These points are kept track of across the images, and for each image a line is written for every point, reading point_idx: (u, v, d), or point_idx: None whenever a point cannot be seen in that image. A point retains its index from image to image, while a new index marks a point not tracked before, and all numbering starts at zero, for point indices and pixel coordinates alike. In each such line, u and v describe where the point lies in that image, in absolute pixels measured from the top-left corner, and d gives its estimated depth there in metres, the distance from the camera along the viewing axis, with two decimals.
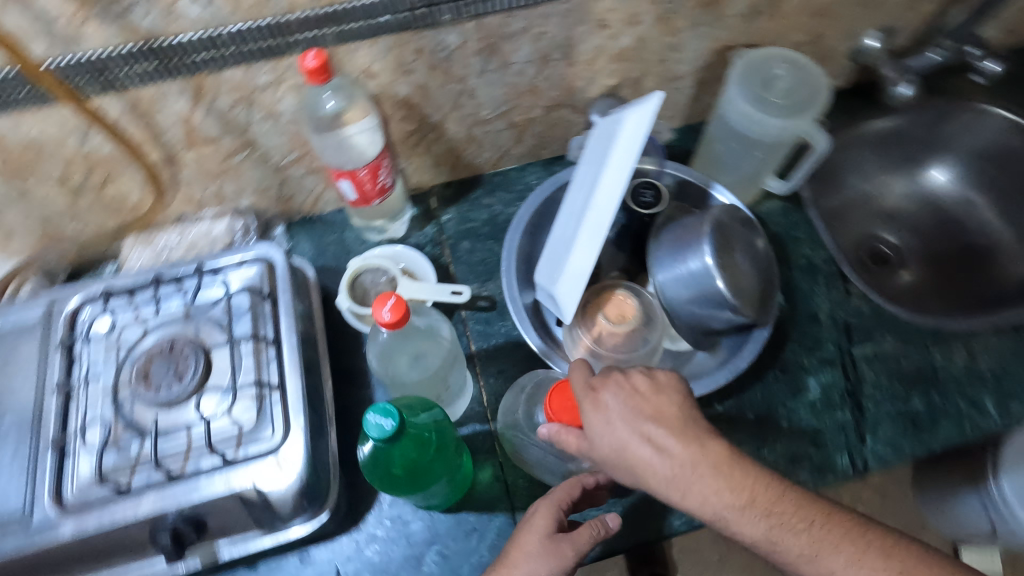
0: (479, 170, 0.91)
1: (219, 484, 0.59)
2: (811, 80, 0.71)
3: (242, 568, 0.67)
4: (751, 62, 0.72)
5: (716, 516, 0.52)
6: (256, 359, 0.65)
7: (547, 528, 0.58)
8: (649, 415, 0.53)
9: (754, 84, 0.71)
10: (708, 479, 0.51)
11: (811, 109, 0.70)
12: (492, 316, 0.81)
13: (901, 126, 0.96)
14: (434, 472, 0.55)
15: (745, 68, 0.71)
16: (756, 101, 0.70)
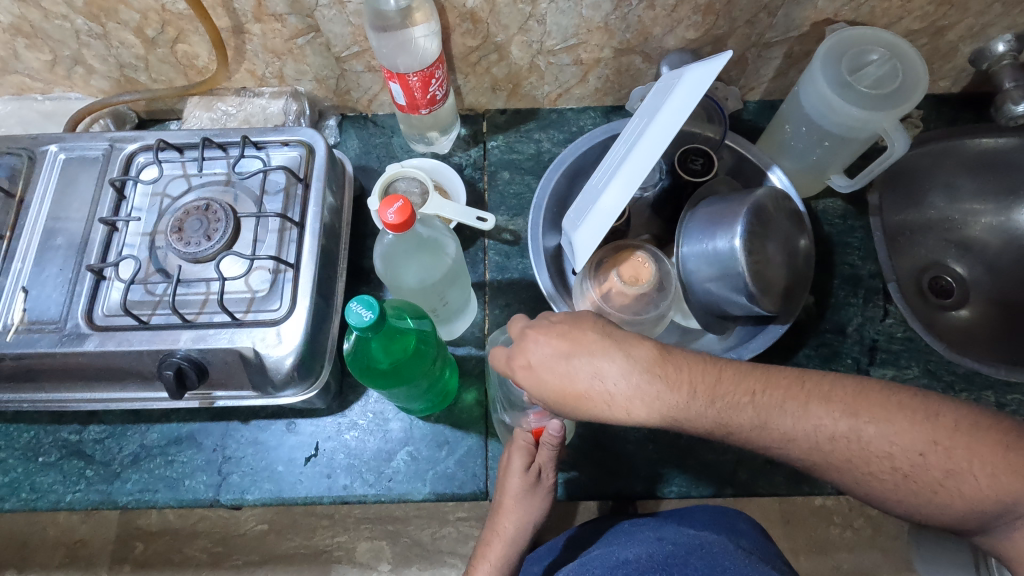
0: (536, 103, 0.89)
1: (224, 338, 0.64)
2: (907, 71, 0.64)
3: (237, 420, 0.74)
4: (844, 42, 0.66)
5: (668, 420, 0.50)
6: (279, 237, 0.69)
7: (515, 485, 0.64)
8: (570, 350, 0.52)
9: (841, 66, 0.66)
10: (640, 396, 0.50)
11: (899, 102, 0.63)
12: (512, 251, 0.82)
13: (1008, 152, 0.86)
14: (411, 374, 0.56)
15: (837, 47, 0.66)
16: (836, 84, 0.65)
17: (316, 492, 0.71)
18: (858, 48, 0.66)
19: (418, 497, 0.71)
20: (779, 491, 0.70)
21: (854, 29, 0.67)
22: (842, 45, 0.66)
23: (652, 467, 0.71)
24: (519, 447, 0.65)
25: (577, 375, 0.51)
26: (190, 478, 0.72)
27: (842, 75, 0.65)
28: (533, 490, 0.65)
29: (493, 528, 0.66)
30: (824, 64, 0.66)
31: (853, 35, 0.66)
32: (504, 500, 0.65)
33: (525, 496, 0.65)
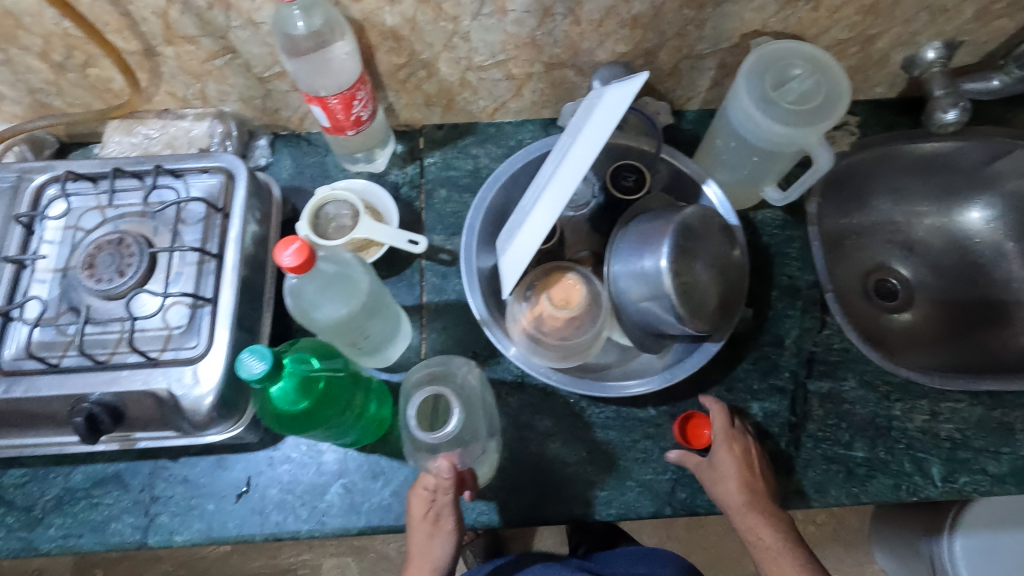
0: (474, 118, 0.87)
1: (138, 379, 0.62)
2: (830, 87, 0.64)
3: (165, 458, 0.72)
4: (768, 58, 0.66)
5: (738, 509, 0.67)
6: (197, 270, 0.66)
7: (419, 533, 0.63)
8: (745, 451, 0.68)
9: (766, 82, 0.65)
10: (733, 484, 0.66)
11: (822, 117, 0.63)
12: (450, 271, 0.81)
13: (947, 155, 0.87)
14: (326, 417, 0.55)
15: (761, 64, 0.65)
16: (760, 100, 0.64)
17: (247, 529, 0.69)
18: (782, 64, 0.65)
19: (353, 530, 0.69)
20: (716, 509, 0.70)
21: (777, 45, 0.66)
22: (766, 61, 0.65)
23: (591, 490, 0.71)
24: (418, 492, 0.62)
25: (733, 482, 0.66)
26: (116, 521, 0.70)
27: (766, 91, 0.64)
28: (433, 537, 0.63)
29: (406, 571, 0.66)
30: (748, 80, 0.65)
31: (776, 50, 0.66)
32: (413, 551, 0.64)
33: (426, 541, 0.63)
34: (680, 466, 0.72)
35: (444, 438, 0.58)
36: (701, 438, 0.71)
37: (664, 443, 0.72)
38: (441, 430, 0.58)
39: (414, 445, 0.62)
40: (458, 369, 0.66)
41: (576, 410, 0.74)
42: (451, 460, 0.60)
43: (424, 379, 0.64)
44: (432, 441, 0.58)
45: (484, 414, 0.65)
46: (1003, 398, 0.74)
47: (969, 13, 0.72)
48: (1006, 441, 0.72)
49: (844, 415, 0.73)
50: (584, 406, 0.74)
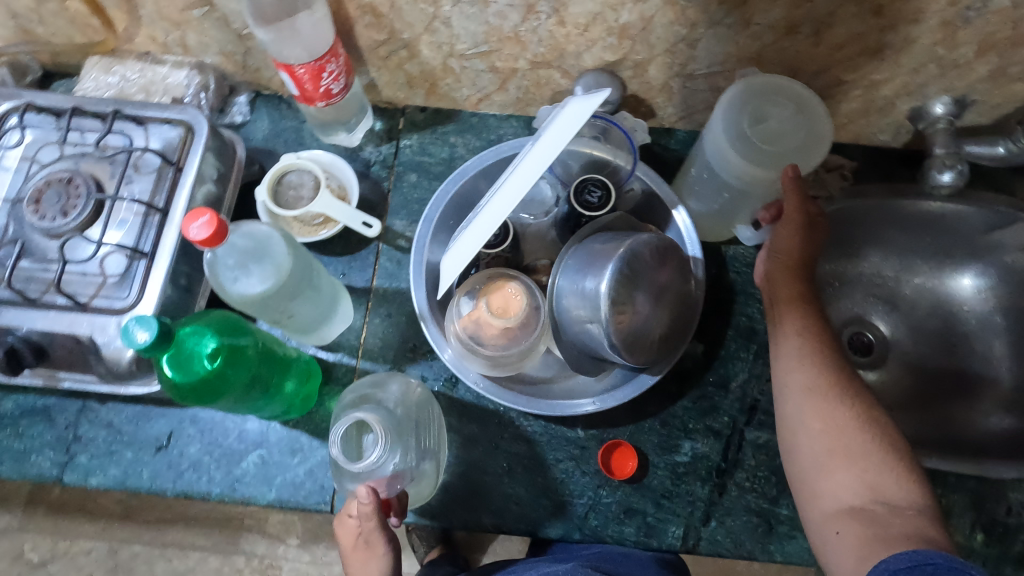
0: (457, 106, 0.85)
1: (64, 322, 0.62)
2: (810, 135, 0.61)
3: (93, 400, 0.73)
4: (754, 91, 0.62)
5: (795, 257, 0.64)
6: (140, 221, 0.66)
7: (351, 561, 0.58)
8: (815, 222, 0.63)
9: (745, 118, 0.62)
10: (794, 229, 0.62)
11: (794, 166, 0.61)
12: (406, 258, 0.79)
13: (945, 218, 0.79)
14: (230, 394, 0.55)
15: (744, 97, 0.62)
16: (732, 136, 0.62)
17: (161, 483, 0.70)
18: (766, 101, 0.62)
19: (263, 500, 0.70)
20: (625, 541, 0.69)
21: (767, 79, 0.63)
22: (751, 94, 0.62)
23: (503, 501, 0.70)
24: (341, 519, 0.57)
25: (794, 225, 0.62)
26: (36, 454, 0.71)
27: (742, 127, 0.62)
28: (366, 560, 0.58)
29: None
30: (726, 113, 0.62)
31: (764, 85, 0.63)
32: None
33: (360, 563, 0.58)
34: (598, 493, 0.70)
35: (369, 466, 0.53)
36: (623, 469, 0.70)
37: (585, 467, 0.71)
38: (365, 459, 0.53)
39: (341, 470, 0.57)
40: (391, 392, 0.64)
41: (505, 419, 0.73)
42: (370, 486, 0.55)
43: (356, 402, 0.61)
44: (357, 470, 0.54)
45: (419, 439, 0.62)
46: (945, 479, 0.71)
47: (982, 72, 0.68)
48: None
49: (776, 469, 0.71)
50: (514, 417, 0.73)
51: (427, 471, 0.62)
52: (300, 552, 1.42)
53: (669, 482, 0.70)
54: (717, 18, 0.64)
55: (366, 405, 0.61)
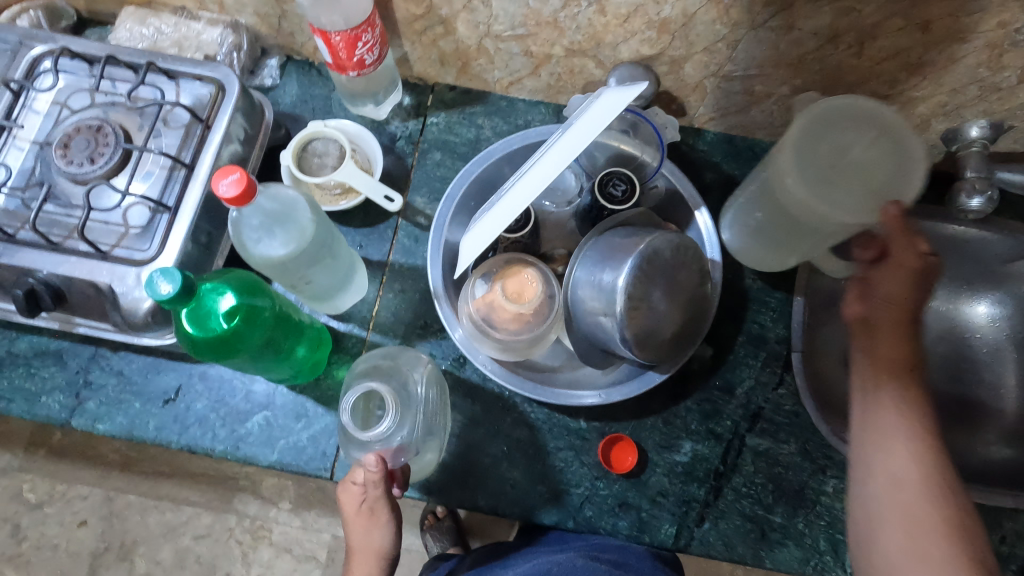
0: (488, 87, 0.84)
1: (84, 267, 0.62)
2: (896, 165, 0.59)
3: (105, 347, 0.74)
4: (831, 121, 0.60)
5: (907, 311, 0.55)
6: (166, 175, 0.66)
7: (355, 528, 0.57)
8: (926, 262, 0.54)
9: (823, 150, 0.59)
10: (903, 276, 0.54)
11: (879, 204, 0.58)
12: (423, 236, 0.79)
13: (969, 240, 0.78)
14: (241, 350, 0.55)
15: (821, 133, 0.60)
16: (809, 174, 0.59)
17: (166, 435, 0.71)
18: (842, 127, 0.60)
19: (264, 462, 0.71)
20: (618, 534, 0.70)
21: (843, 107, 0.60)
22: (828, 125, 0.60)
23: (500, 484, 0.71)
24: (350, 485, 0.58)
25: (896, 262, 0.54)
26: (46, 395, 0.72)
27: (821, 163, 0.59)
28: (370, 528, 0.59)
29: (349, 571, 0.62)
30: (802, 149, 0.60)
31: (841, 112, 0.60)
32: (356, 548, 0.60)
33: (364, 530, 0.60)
34: (595, 485, 0.71)
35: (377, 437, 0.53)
36: (622, 463, 0.71)
37: (585, 458, 0.72)
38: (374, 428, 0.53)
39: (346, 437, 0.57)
40: (404, 365, 0.63)
41: (509, 404, 0.73)
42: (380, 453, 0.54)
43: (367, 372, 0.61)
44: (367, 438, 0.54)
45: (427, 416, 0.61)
46: None
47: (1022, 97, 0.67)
48: None
49: (774, 477, 0.71)
50: (518, 402, 0.73)
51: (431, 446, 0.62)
52: (291, 516, 1.45)
53: (667, 480, 0.71)
54: (759, 20, 0.63)
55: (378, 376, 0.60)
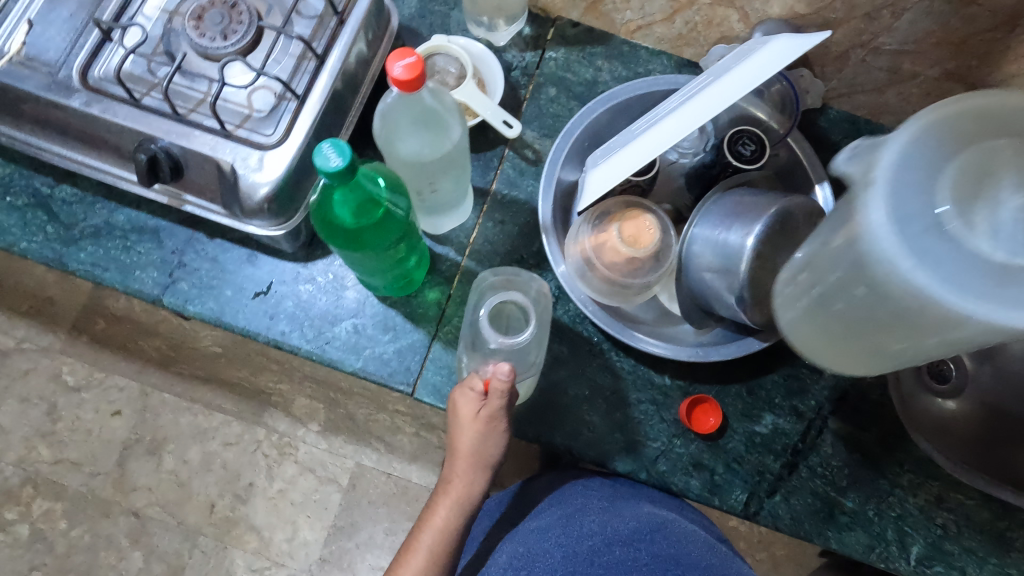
0: (612, 29, 0.81)
1: (207, 144, 0.61)
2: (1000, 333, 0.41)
3: (202, 232, 0.73)
4: (966, 221, 0.39)
5: None
6: (295, 64, 0.64)
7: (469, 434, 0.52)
8: None
9: (978, 250, 0.38)
10: None
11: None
12: (529, 170, 0.78)
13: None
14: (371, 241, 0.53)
15: (927, 218, 0.39)
16: (1014, 226, 0.38)
17: (255, 327, 0.71)
18: (990, 152, 0.40)
19: (348, 368, 0.71)
20: (688, 493, 0.70)
21: (909, 162, 0.41)
22: (949, 229, 0.38)
23: (578, 425, 0.71)
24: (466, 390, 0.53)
25: None
26: (141, 270, 0.72)
27: (987, 269, 0.38)
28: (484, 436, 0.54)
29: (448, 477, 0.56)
30: (939, 280, 0.38)
31: (960, 184, 0.40)
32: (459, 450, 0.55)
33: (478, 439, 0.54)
34: (672, 441, 0.71)
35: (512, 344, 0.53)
36: (703, 424, 0.70)
37: (665, 414, 0.71)
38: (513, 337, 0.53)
39: (471, 344, 0.57)
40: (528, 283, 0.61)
41: (596, 350, 0.72)
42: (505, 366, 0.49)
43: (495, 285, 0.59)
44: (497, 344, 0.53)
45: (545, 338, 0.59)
46: (1015, 514, 0.70)
47: None
48: (997, 554, 0.70)
49: (850, 462, 0.71)
50: (605, 349, 0.73)
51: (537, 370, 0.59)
52: (318, 439, 1.46)
53: (743, 448, 0.71)
54: None
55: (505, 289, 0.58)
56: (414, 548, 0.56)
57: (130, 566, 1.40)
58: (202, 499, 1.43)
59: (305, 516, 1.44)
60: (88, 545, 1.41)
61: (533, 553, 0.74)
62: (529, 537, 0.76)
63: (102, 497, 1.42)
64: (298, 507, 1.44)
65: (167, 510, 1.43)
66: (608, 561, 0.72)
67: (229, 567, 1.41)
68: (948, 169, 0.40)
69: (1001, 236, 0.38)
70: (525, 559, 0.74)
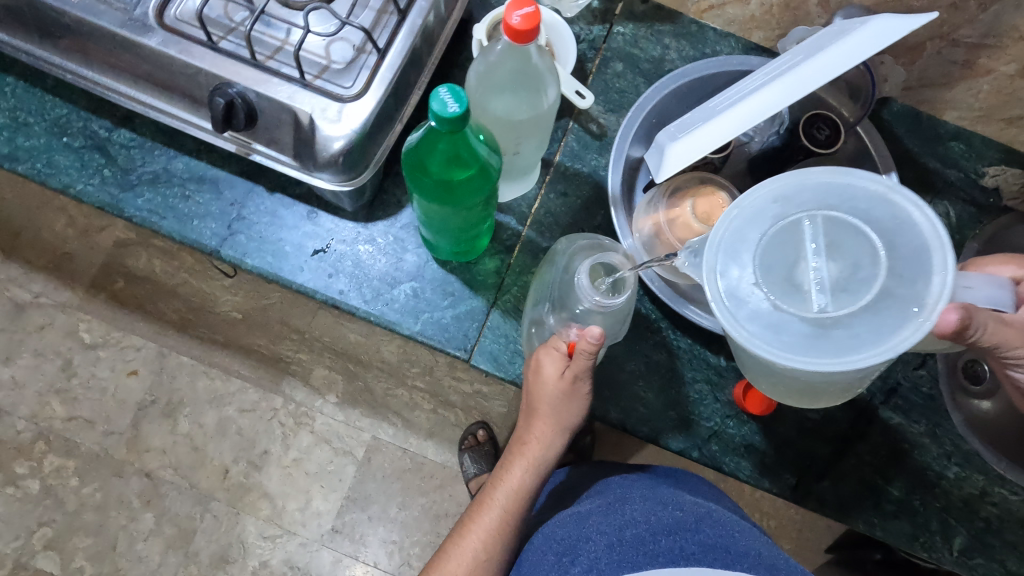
0: (682, 8, 0.80)
1: (285, 92, 0.59)
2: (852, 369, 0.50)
3: (262, 186, 0.72)
4: (784, 287, 0.50)
5: None
6: (376, 18, 0.63)
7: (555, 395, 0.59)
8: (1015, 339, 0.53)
9: (798, 312, 0.49)
10: None
11: (916, 218, 0.49)
12: (593, 144, 0.77)
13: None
14: (464, 195, 0.54)
15: (755, 291, 0.50)
16: (821, 283, 0.50)
17: (313, 284, 0.70)
18: (799, 225, 0.52)
19: (406, 331, 0.70)
20: (738, 475, 0.70)
21: (737, 244, 0.52)
22: (776, 297, 0.50)
23: (633, 401, 0.71)
24: (549, 350, 0.59)
25: None
26: (199, 220, 0.71)
27: (806, 324, 0.49)
28: (567, 397, 0.60)
29: (529, 431, 0.64)
30: (774, 341, 0.49)
31: (776, 251, 0.51)
32: (541, 410, 0.61)
33: (560, 401, 0.60)
34: (725, 422, 0.71)
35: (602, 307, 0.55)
36: (756, 404, 0.69)
37: (719, 395, 0.72)
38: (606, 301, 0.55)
39: (561, 304, 0.60)
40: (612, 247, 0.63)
41: (652, 327, 0.72)
42: (594, 330, 0.54)
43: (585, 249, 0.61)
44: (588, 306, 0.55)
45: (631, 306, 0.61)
46: None
47: None
48: None
49: (898, 451, 0.72)
50: (662, 327, 0.72)
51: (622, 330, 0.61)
52: (336, 411, 1.35)
53: (795, 431, 0.71)
54: None
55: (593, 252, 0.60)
56: (489, 504, 0.67)
57: (141, 527, 1.31)
58: (217, 464, 1.33)
59: (319, 486, 1.33)
60: (99, 503, 1.31)
61: (575, 538, 0.68)
62: (568, 522, 0.71)
63: (114, 457, 1.33)
64: (313, 477, 1.33)
65: (180, 473, 1.33)
66: (652, 551, 0.64)
67: (240, 533, 1.31)
68: (785, 239, 0.52)
69: (816, 291, 0.49)
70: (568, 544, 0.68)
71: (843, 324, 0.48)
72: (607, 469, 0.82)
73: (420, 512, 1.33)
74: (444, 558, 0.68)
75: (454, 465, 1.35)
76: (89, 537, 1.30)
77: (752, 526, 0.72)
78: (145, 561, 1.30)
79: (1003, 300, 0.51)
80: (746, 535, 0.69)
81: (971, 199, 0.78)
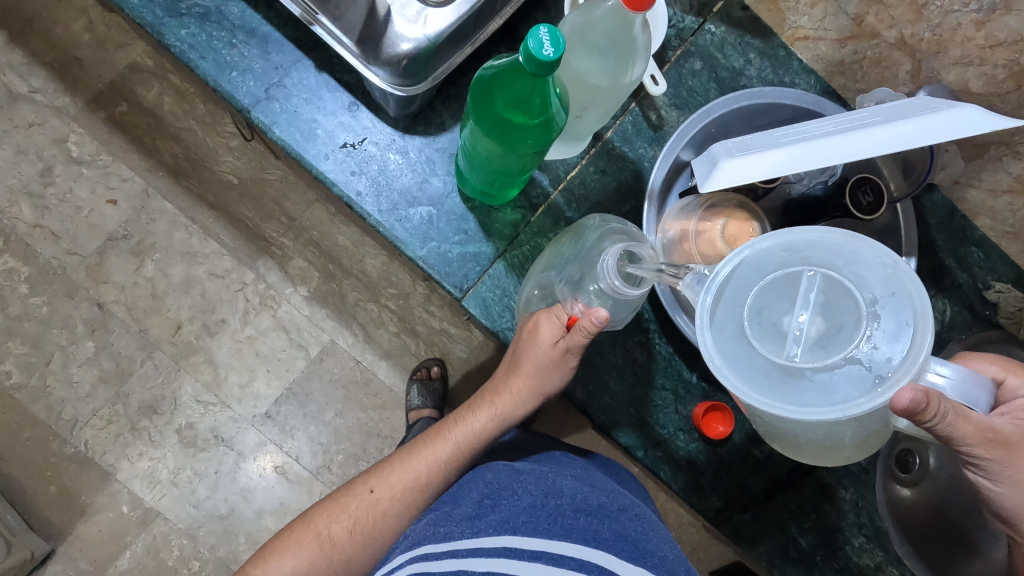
0: (777, 28, 0.78)
1: None
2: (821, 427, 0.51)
3: (312, 60, 0.69)
4: (763, 330, 0.50)
5: None
6: None
7: (546, 358, 0.63)
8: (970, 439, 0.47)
9: (768, 356, 0.49)
10: None
11: (914, 295, 0.47)
12: (647, 133, 0.76)
13: (1015, 438, 0.50)
14: (522, 139, 0.56)
15: (734, 327, 0.51)
16: (800, 335, 0.49)
17: (333, 176, 0.69)
18: (797, 277, 0.51)
19: (410, 252, 0.70)
20: (671, 484, 0.74)
21: (731, 277, 0.52)
22: (752, 337, 0.50)
23: (600, 389, 0.73)
24: (553, 318, 0.62)
25: None
26: (237, 73, 0.68)
27: (772, 369, 0.49)
28: (556, 364, 0.63)
29: (506, 383, 0.67)
30: (737, 377, 0.49)
31: (767, 295, 0.51)
32: (525, 369, 0.64)
33: (548, 366, 0.64)
34: (676, 434, 0.74)
35: (618, 292, 0.56)
36: (713, 428, 0.72)
37: (680, 407, 0.74)
38: (623, 287, 0.56)
39: (577, 277, 0.62)
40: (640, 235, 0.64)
41: (642, 326, 0.74)
42: (603, 312, 0.56)
43: (615, 231, 0.62)
44: (605, 287, 0.56)
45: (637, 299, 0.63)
46: None
47: None
48: None
49: (818, 507, 0.76)
50: (650, 330, 0.74)
51: (621, 318, 0.63)
52: (302, 304, 1.34)
53: (736, 461, 0.75)
54: None
55: (622, 237, 0.61)
56: (445, 437, 0.69)
57: (80, 353, 1.29)
58: (171, 317, 1.32)
59: (265, 370, 1.33)
60: (43, 317, 1.29)
61: (499, 487, 0.65)
62: (502, 471, 0.67)
63: (71, 277, 1.29)
64: (262, 359, 1.33)
65: (132, 314, 1.31)
66: (568, 525, 0.59)
67: (176, 390, 1.31)
68: (779, 284, 0.51)
69: (792, 342, 0.49)
70: (492, 492, 0.64)
71: (807, 378, 0.48)
72: (552, 440, 0.84)
73: (353, 425, 1.35)
74: (385, 469, 0.70)
75: (399, 391, 1.36)
76: (26, 347, 1.28)
77: (665, 529, 0.67)
78: (75, 387, 1.29)
79: (977, 400, 0.48)
80: (662, 538, 0.64)
81: (970, 305, 0.80)
